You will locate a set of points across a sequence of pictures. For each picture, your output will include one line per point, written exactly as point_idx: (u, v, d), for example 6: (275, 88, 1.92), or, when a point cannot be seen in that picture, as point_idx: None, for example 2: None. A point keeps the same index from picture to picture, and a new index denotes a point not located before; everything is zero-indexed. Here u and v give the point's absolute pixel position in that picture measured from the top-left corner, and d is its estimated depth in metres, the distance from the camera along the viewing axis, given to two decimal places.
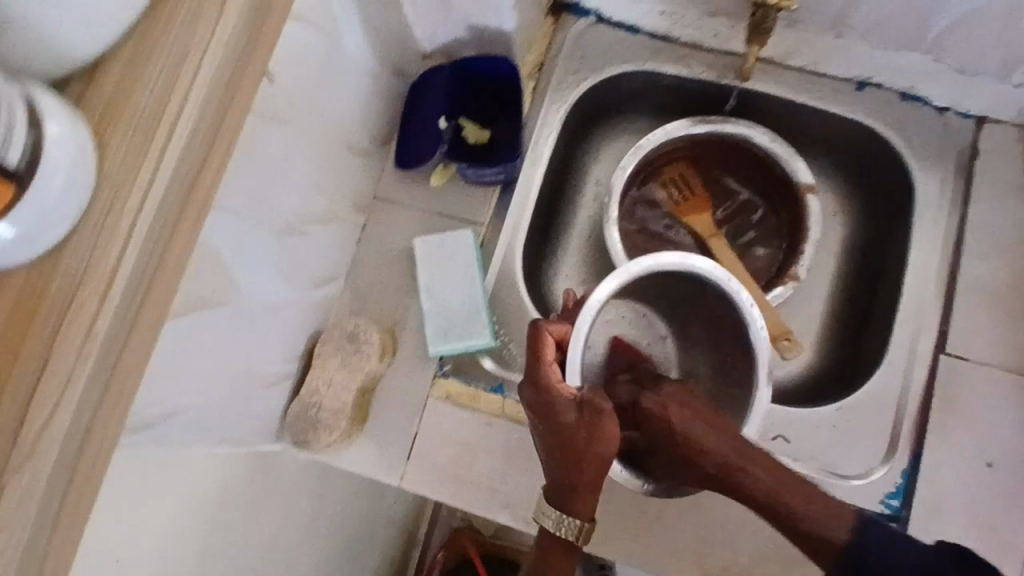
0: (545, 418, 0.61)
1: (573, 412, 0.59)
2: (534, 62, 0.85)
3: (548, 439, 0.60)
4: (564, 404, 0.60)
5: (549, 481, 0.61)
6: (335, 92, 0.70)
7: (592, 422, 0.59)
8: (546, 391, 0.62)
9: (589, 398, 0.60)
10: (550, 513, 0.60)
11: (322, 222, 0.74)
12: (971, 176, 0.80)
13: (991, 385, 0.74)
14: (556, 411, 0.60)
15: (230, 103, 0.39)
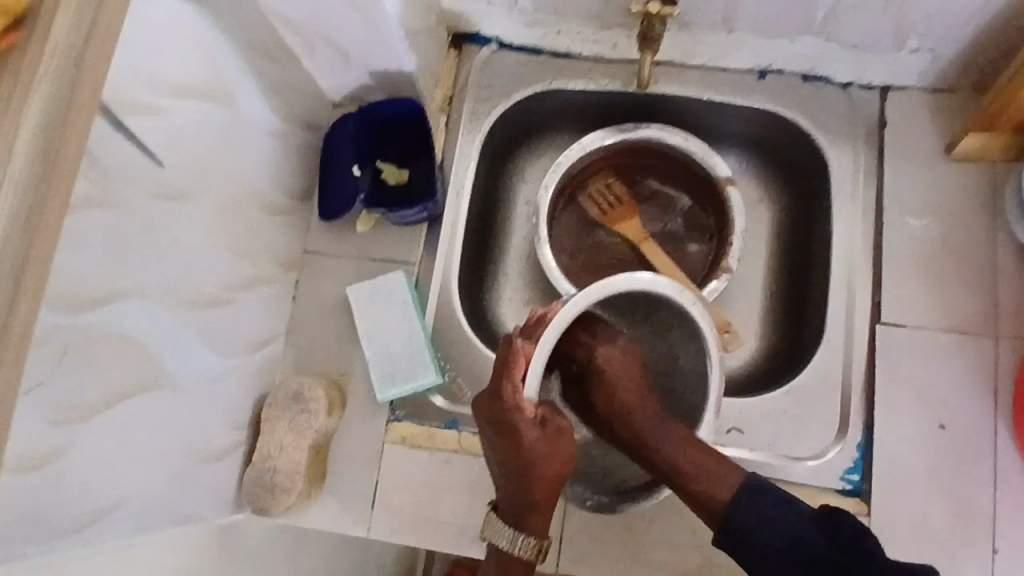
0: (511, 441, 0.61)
1: (540, 435, 0.62)
2: (444, 96, 0.87)
3: (514, 461, 0.61)
4: (532, 428, 0.62)
5: (506, 499, 0.63)
6: (241, 156, 0.70)
7: (554, 444, 0.62)
8: (512, 411, 0.62)
9: (549, 421, 0.63)
10: (505, 531, 0.62)
11: (249, 287, 0.74)
12: (882, 146, 0.81)
13: (929, 348, 0.76)
14: (523, 433, 0.61)
15: (48, 179, 0.30)
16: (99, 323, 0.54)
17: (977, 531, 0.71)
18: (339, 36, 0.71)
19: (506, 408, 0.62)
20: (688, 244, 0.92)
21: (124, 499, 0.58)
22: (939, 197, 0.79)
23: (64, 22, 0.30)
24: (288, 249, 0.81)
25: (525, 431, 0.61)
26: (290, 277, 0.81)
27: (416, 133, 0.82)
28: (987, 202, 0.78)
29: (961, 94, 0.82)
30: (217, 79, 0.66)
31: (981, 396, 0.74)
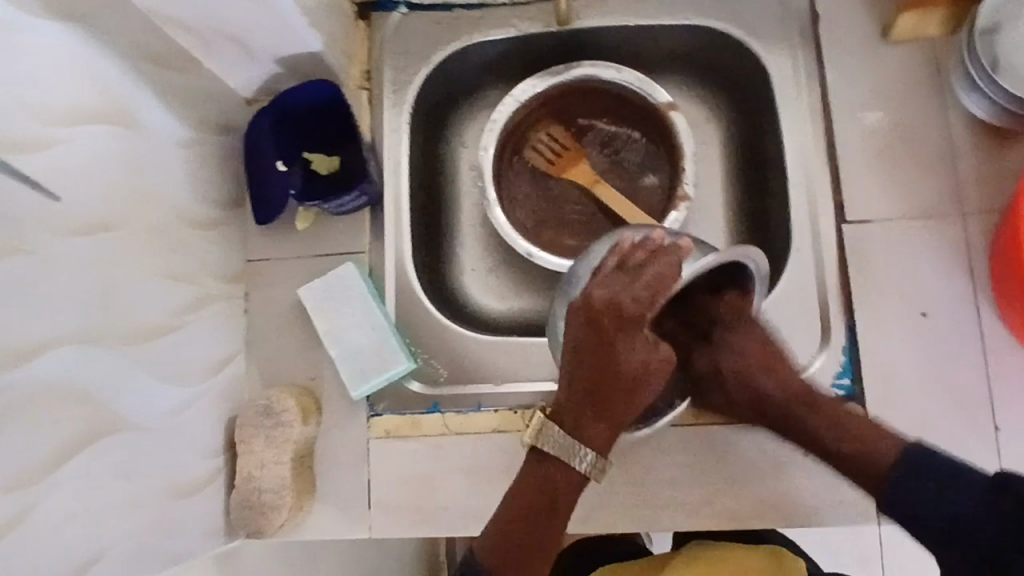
0: (615, 349, 0.65)
1: (645, 357, 0.66)
2: (361, 72, 0.82)
3: (609, 370, 0.65)
4: (642, 347, 0.66)
5: (579, 403, 0.66)
6: (152, 172, 0.65)
7: (651, 372, 0.67)
8: (634, 323, 0.65)
9: (657, 353, 0.66)
10: (560, 437, 0.67)
11: (194, 309, 0.69)
12: (819, 43, 0.78)
13: (900, 238, 0.74)
14: (633, 347, 0.65)
15: None
16: (32, 379, 0.50)
17: (976, 410, 0.70)
18: (235, 28, 0.67)
19: (631, 317, 0.64)
20: (644, 179, 0.88)
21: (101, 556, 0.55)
22: (884, 83, 0.76)
23: None
24: (229, 263, 0.76)
25: (635, 346, 0.65)
26: (237, 291, 0.77)
27: (336, 114, 0.77)
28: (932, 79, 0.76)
29: None
30: (112, 99, 0.61)
31: (958, 276, 0.72)
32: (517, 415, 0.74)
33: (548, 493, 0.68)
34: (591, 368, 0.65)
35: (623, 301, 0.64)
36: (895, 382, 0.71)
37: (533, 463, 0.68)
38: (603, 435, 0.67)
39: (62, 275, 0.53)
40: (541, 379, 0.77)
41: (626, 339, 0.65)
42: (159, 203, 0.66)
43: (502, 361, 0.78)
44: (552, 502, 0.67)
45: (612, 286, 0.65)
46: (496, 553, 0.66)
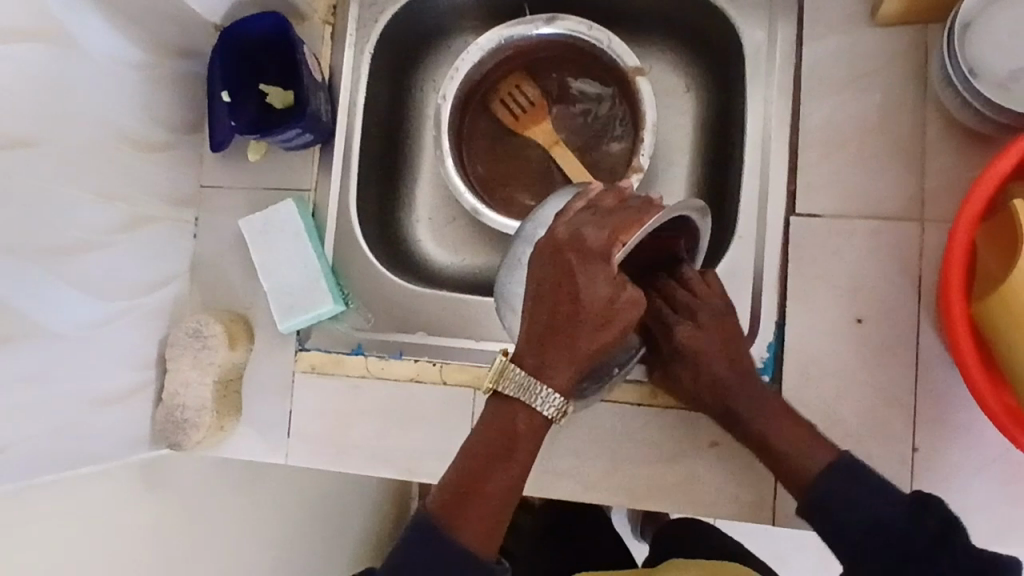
0: (575, 280, 0.57)
1: (610, 293, 0.57)
2: (327, 6, 0.81)
3: (568, 304, 0.57)
4: (605, 281, 0.57)
5: (536, 340, 0.58)
6: (87, 90, 0.67)
7: (615, 315, 0.58)
8: (599, 256, 0.58)
9: (625, 290, 0.58)
10: (519, 377, 0.58)
11: (130, 228, 0.73)
12: (800, 19, 0.73)
13: (846, 239, 0.70)
14: (598, 278, 0.57)
15: None
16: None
17: (899, 427, 0.68)
18: None
19: (593, 251, 0.58)
20: (609, 144, 0.84)
21: (23, 444, 0.59)
22: (861, 71, 0.71)
23: None
24: (179, 187, 0.79)
25: (599, 279, 0.57)
26: (185, 215, 0.80)
27: (288, 48, 0.77)
28: (915, 71, 0.70)
29: None
30: (53, 15, 0.62)
31: (901, 286, 0.69)
32: (434, 365, 0.76)
33: (508, 435, 0.60)
34: (551, 300, 0.58)
35: (585, 234, 0.58)
36: (815, 385, 0.70)
37: (492, 409, 0.60)
38: (566, 378, 0.58)
39: None
40: (467, 334, 0.78)
41: (588, 270, 0.57)
42: (96, 122, 0.68)
43: (430, 312, 0.79)
44: (512, 444, 0.59)
45: (577, 222, 0.60)
46: (450, 493, 0.59)
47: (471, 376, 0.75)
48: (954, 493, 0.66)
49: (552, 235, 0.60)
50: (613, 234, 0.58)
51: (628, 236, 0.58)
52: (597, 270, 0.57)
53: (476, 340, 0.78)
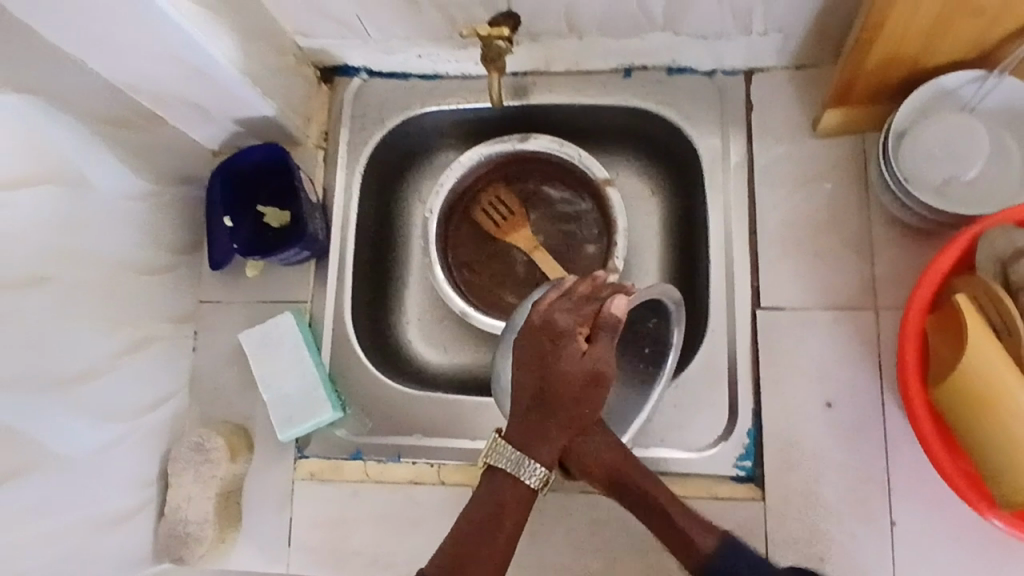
0: (547, 360, 0.60)
1: (578, 370, 0.60)
2: (319, 133, 0.88)
3: (541, 382, 0.60)
4: (576, 359, 0.60)
5: (521, 418, 0.61)
6: (97, 228, 0.71)
7: (585, 392, 0.60)
8: (569, 337, 0.61)
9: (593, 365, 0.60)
10: (510, 453, 0.61)
11: (134, 350, 0.75)
12: (751, 132, 0.82)
13: (811, 328, 0.76)
14: (566, 358, 0.60)
15: None
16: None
17: (876, 506, 0.72)
18: (191, 96, 0.74)
19: (562, 333, 0.61)
20: (586, 245, 0.90)
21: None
22: (809, 176, 0.79)
23: None
24: (180, 306, 0.83)
25: (565, 357, 0.60)
26: (186, 330, 0.83)
27: (283, 174, 0.83)
28: (857, 176, 0.78)
29: (824, 67, 0.81)
30: (62, 162, 0.67)
31: (865, 369, 0.75)
32: (431, 468, 0.78)
33: (498, 505, 0.60)
34: (528, 382, 0.61)
35: (557, 319, 0.62)
36: (794, 468, 0.74)
37: (485, 482, 0.62)
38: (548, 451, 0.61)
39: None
40: (462, 435, 0.81)
41: (559, 350, 0.60)
42: (104, 255, 0.72)
43: (424, 414, 0.82)
44: (500, 510, 0.60)
45: (551, 309, 0.64)
46: (449, 560, 0.58)
47: (469, 475, 0.77)
48: (933, 569, 0.70)
49: (529, 322, 0.64)
50: (582, 317, 0.62)
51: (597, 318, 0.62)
52: (565, 351, 0.60)
53: (470, 440, 0.80)
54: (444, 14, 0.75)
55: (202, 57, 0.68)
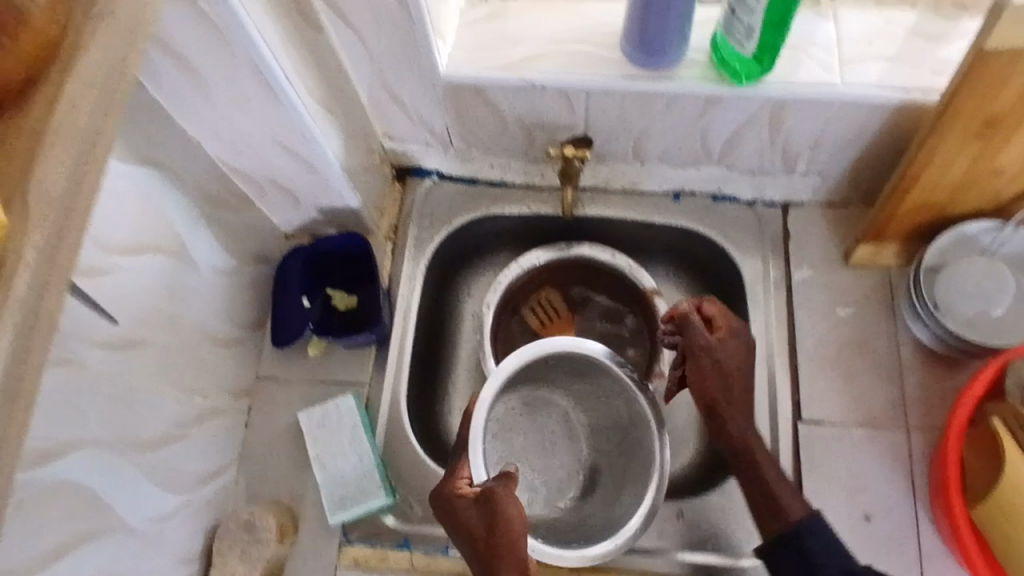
0: (455, 517, 0.67)
1: (478, 516, 0.66)
2: (390, 226, 0.94)
3: (474, 539, 0.66)
4: (470, 511, 0.67)
5: None
6: (189, 301, 0.74)
7: (500, 529, 0.65)
8: (451, 501, 0.68)
9: (513, 514, 0.65)
10: None
11: (199, 422, 0.76)
12: (788, 258, 0.90)
13: (845, 442, 0.82)
14: (461, 513, 0.67)
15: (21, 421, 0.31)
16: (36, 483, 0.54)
17: None
18: (288, 183, 0.80)
19: (445, 499, 0.69)
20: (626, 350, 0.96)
21: None
22: (843, 301, 0.87)
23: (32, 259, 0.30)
24: (240, 381, 0.84)
25: (462, 516, 0.67)
26: (242, 405, 0.84)
27: (360, 259, 0.89)
28: (884, 304, 0.87)
29: (853, 206, 0.91)
30: (170, 235, 0.71)
31: (898, 485, 0.80)
32: None
33: None
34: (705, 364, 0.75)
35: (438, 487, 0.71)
36: None
37: None
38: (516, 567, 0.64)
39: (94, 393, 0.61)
40: None
41: (455, 511, 0.67)
42: (189, 327, 0.74)
43: None
44: None
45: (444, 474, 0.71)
46: None
47: None
48: None
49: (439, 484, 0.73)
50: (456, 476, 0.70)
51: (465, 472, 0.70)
52: (454, 512, 0.67)
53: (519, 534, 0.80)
54: (526, 132, 0.84)
55: (317, 156, 0.74)
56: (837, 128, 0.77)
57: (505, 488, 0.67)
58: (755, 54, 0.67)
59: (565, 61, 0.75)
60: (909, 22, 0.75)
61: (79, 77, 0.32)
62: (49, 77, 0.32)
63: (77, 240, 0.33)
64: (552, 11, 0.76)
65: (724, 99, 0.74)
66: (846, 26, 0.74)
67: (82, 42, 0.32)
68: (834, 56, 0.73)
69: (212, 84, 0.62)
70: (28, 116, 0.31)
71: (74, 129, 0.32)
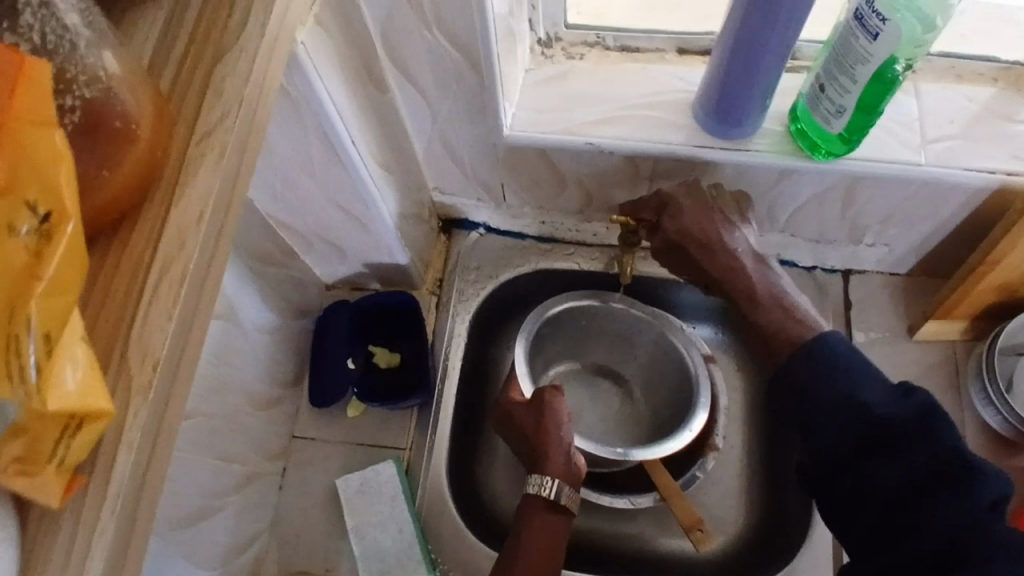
0: (510, 424, 0.76)
1: (526, 416, 0.75)
2: (434, 279, 0.90)
3: (520, 418, 0.75)
4: (520, 406, 0.76)
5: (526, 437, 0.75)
6: (234, 363, 0.71)
7: (545, 428, 0.73)
8: (506, 413, 0.77)
9: (552, 404, 0.74)
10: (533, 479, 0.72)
11: (235, 490, 0.73)
12: (848, 329, 0.86)
13: None
14: (509, 404, 0.77)
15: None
16: None
17: None
18: (337, 237, 0.76)
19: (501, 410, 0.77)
20: None
21: None
22: (907, 376, 0.84)
23: (139, 416, 0.27)
24: (276, 442, 0.80)
25: (512, 410, 0.76)
26: (277, 467, 0.81)
27: (406, 320, 0.87)
28: (951, 381, 0.83)
29: (916, 277, 0.88)
30: (218, 298, 0.67)
31: None
32: None
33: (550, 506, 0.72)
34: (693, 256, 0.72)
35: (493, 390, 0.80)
36: None
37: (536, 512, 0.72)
38: (559, 469, 0.72)
39: None
40: None
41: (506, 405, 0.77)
42: (231, 391, 0.71)
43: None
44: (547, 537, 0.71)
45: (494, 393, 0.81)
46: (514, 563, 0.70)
47: None
48: None
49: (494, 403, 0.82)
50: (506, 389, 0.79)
51: (516, 390, 0.78)
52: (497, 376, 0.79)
53: None
54: (584, 191, 0.81)
55: (373, 216, 0.71)
56: (913, 204, 0.74)
57: (554, 393, 0.74)
58: (843, 132, 0.64)
59: (634, 126, 0.71)
60: (990, 99, 0.72)
61: (183, 204, 0.29)
62: (151, 201, 0.29)
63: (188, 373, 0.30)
64: (621, 74, 0.74)
65: (800, 172, 0.71)
66: (926, 102, 0.71)
67: (190, 169, 0.29)
68: (917, 133, 0.70)
69: (275, 144, 0.58)
70: (128, 245, 0.29)
71: (186, 259, 0.29)
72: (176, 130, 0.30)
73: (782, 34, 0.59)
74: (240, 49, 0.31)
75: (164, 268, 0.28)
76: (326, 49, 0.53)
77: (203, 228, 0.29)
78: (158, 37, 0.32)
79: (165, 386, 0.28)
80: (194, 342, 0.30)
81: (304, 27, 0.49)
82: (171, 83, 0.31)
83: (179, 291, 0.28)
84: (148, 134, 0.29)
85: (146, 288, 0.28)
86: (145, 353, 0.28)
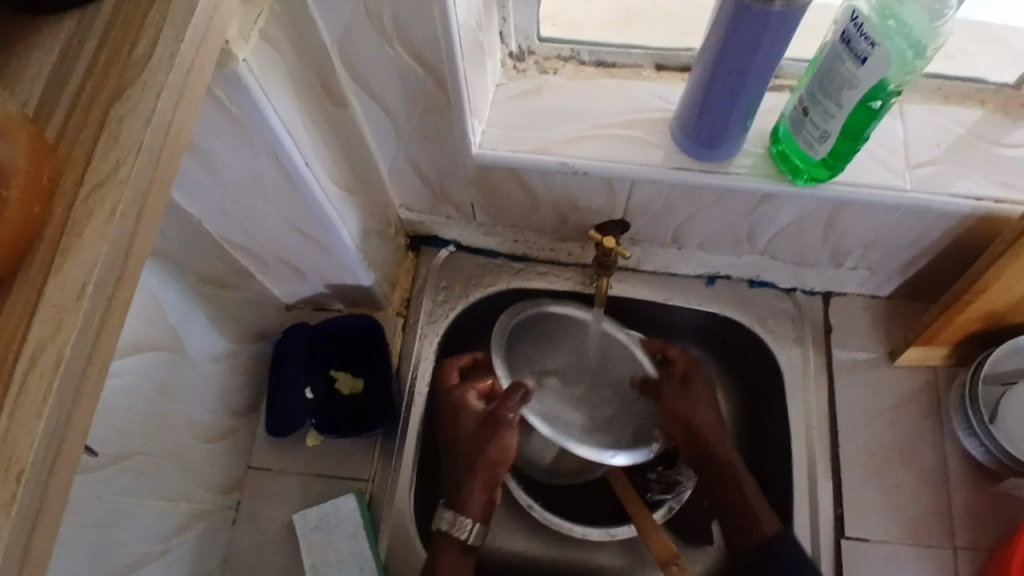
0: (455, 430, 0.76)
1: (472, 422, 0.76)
2: (401, 299, 0.86)
3: (471, 428, 0.76)
4: (471, 416, 0.76)
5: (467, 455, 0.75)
6: (180, 395, 0.66)
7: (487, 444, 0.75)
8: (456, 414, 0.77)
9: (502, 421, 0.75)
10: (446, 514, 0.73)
11: (182, 531, 0.68)
12: (828, 355, 0.84)
13: (894, 564, 0.76)
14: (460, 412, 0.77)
15: None
16: None
17: None
18: (294, 257, 0.71)
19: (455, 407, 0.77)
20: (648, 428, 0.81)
21: None
22: (886, 402, 0.82)
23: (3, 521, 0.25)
24: (229, 474, 0.76)
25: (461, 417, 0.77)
26: (231, 500, 0.76)
27: (370, 341, 0.82)
28: (931, 408, 0.81)
29: (897, 300, 0.86)
30: (162, 328, 0.63)
31: None
32: None
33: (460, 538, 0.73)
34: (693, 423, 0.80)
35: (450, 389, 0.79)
36: None
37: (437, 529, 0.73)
38: (478, 508, 0.74)
39: (71, 522, 0.54)
40: None
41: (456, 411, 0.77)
42: (178, 424, 0.66)
43: None
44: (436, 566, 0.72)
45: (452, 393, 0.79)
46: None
47: None
48: None
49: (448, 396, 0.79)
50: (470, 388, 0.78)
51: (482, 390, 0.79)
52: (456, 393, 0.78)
53: None
54: (558, 212, 0.78)
55: (332, 237, 0.67)
56: (898, 229, 0.72)
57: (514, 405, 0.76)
58: (827, 157, 0.61)
59: (610, 145, 0.68)
60: (978, 121, 0.69)
61: (68, 271, 0.27)
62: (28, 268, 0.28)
63: (69, 465, 0.28)
64: (596, 90, 0.70)
65: (781, 195, 0.68)
66: (912, 123, 0.69)
67: (79, 229, 0.28)
68: (902, 156, 0.67)
69: (219, 165, 0.54)
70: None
71: (60, 345, 0.27)
72: (61, 188, 0.28)
73: (768, 54, 0.55)
74: (146, 82, 0.29)
75: (35, 360, 0.27)
76: (273, 69, 0.48)
77: (81, 310, 0.27)
78: (47, 80, 0.30)
79: (37, 490, 0.26)
80: (77, 429, 0.28)
81: (246, 43, 0.44)
82: (58, 129, 0.29)
83: (51, 384, 0.26)
84: (18, 198, 0.26)
85: (15, 382, 0.26)
86: (10, 460, 0.26)
